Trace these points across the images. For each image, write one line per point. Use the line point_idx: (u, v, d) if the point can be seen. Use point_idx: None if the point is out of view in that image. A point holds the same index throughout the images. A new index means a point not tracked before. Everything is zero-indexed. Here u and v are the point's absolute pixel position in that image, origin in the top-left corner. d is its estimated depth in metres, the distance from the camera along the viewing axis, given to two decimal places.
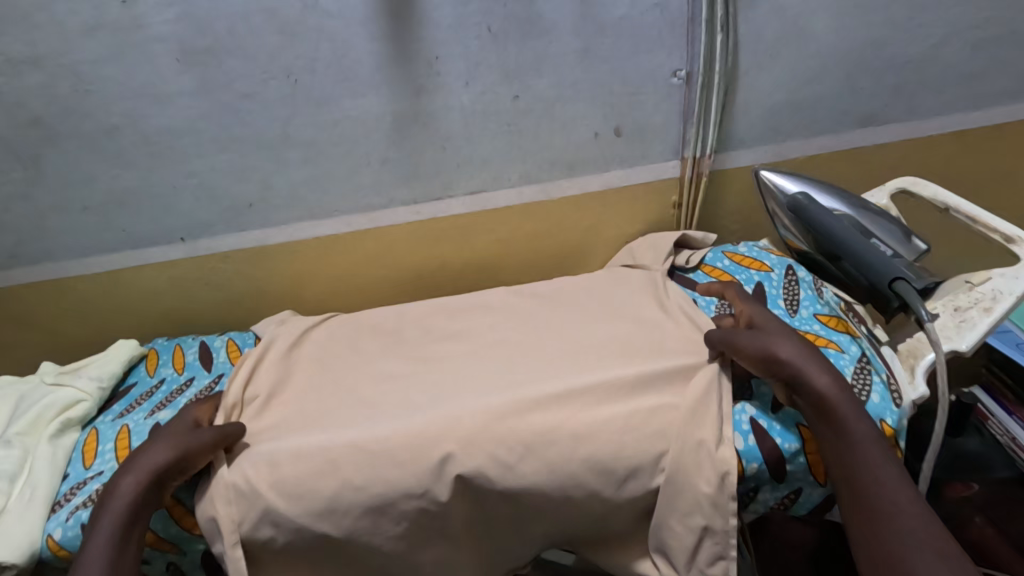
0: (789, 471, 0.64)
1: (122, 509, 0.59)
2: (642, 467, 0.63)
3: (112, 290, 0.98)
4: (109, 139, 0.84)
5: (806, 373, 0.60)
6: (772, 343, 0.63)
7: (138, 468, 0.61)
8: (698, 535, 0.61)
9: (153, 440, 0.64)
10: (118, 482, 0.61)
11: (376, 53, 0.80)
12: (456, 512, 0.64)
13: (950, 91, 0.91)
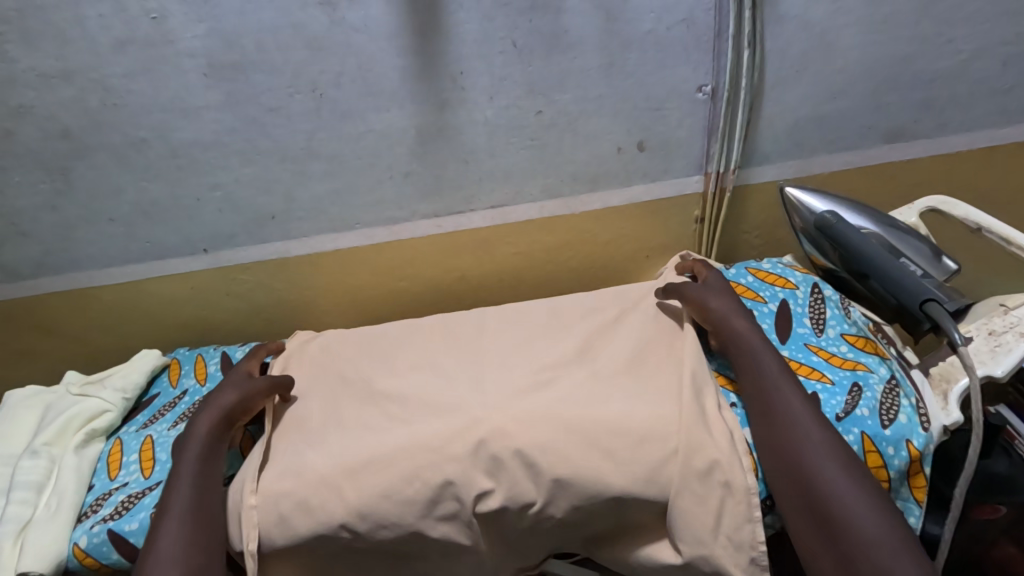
0: None
1: (196, 452, 0.69)
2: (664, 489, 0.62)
3: (135, 298, 0.99)
4: (137, 152, 0.85)
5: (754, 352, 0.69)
6: (707, 297, 0.76)
7: (206, 413, 0.72)
8: (721, 492, 0.63)
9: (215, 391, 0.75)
10: (192, 429, 0.71)
11: (401, 68, 0.80)
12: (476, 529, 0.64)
13: (980, 106, 0.90)
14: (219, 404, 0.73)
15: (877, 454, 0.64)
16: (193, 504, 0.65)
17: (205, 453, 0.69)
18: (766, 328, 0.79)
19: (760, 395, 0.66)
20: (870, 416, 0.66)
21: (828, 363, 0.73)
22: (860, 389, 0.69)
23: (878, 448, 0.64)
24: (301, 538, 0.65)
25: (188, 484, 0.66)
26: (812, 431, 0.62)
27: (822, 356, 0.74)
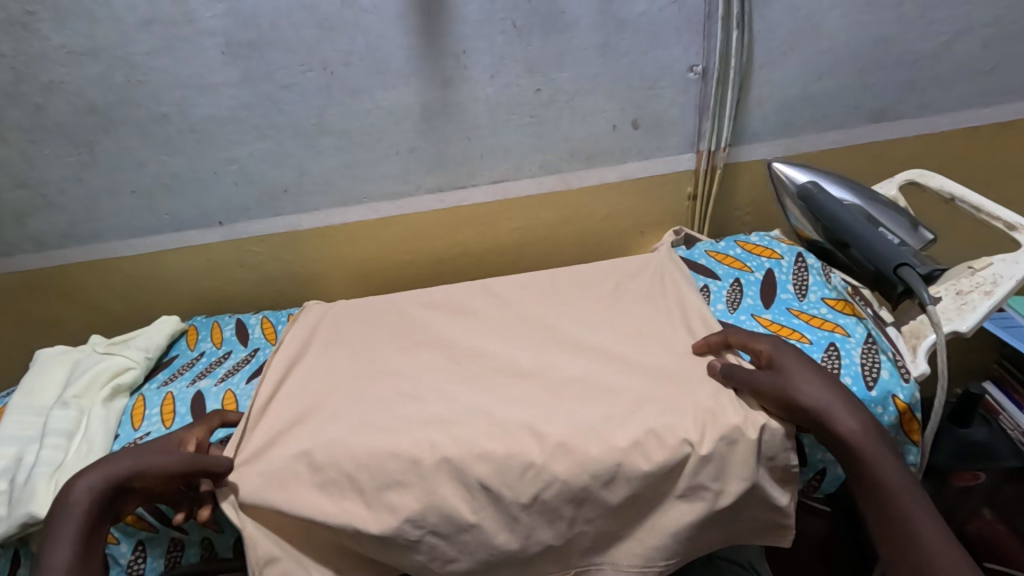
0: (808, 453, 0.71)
1: (74, 527, 0.59)
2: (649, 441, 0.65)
3: (154, 269, 1.04)
4: (158, 126, 0.90)
5: (831, 413, 0.60)
6: (792, 387, 0.63)
7: (94, 474, 0.62)
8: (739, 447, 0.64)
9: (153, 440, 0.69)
10: (71, 491, 0.61)
11: (407, 46, 0.85)
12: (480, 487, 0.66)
13: (962, 86, 0.94)
14: (141, 456, 0.64)
15: None
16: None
17: (84, 528, 0.59)
18: (752, 295, 0.84)
19: (883, 516, 0.55)
20: (855, 382, 0.67)
21: (809, 324, 0.77)
22: (837, 350, 0.71)
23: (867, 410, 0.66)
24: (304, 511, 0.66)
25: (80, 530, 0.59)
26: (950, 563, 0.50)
27: (802, 318, 0.78)
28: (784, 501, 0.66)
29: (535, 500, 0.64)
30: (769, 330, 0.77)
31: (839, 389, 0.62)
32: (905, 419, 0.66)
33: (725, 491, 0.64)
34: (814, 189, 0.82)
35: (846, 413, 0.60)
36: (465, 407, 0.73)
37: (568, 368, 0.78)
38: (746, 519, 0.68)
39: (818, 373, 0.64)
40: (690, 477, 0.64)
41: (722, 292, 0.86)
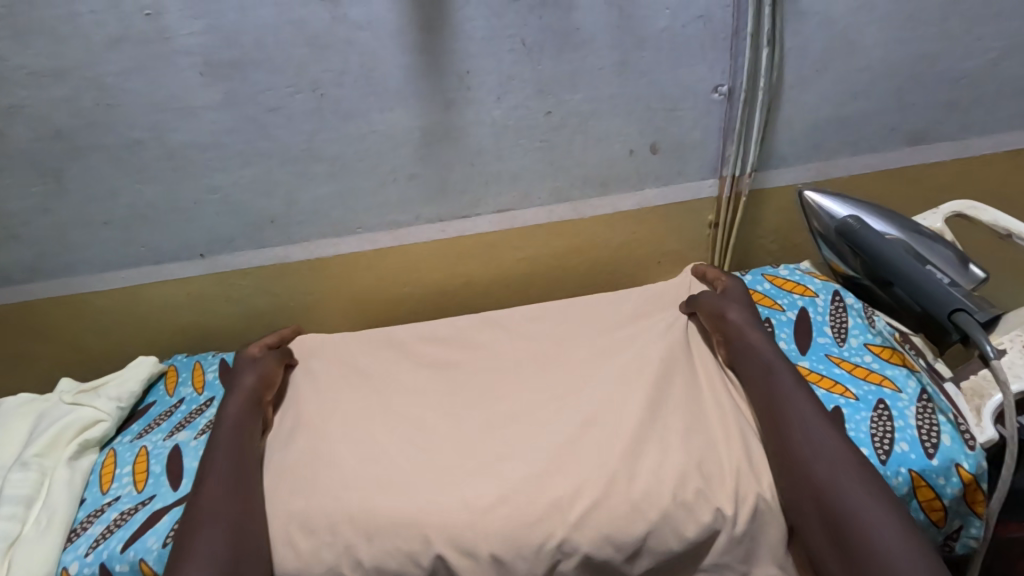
0: None
1: (230, 429, 0.71)
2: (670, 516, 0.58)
3: (131, 304, 0.96)
4: (133, 153, 0.82)
5: (745, 331, 0.71)
6: (725, 307, 0.75)
7: (236, 394, 0.76)
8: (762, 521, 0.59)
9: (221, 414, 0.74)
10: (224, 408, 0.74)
11: (406, 65, 0.77)
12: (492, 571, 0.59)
13: (1008, 107, 0.87)
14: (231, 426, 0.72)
15: (928, 487, 0.59)
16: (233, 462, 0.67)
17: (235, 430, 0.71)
18: (785, 338, 0.76)
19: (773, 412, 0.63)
20: (912, 450, 0.60)
21: (852, 375, 0.69)
22: (887, 409, 0.64)
23: (927, 481, 0.59)
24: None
25: (218, 481, 0.65)
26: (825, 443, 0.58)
27: (845, 368, 0.70)
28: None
29: None
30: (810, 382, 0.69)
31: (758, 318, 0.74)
32: (970, 492, 0.59)
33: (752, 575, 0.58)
34: (850, 223, 0.75)
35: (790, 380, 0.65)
36: (472, 472, 0.65)
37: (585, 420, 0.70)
38: None
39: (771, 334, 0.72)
40: (717, 556, 0.58)
41: None
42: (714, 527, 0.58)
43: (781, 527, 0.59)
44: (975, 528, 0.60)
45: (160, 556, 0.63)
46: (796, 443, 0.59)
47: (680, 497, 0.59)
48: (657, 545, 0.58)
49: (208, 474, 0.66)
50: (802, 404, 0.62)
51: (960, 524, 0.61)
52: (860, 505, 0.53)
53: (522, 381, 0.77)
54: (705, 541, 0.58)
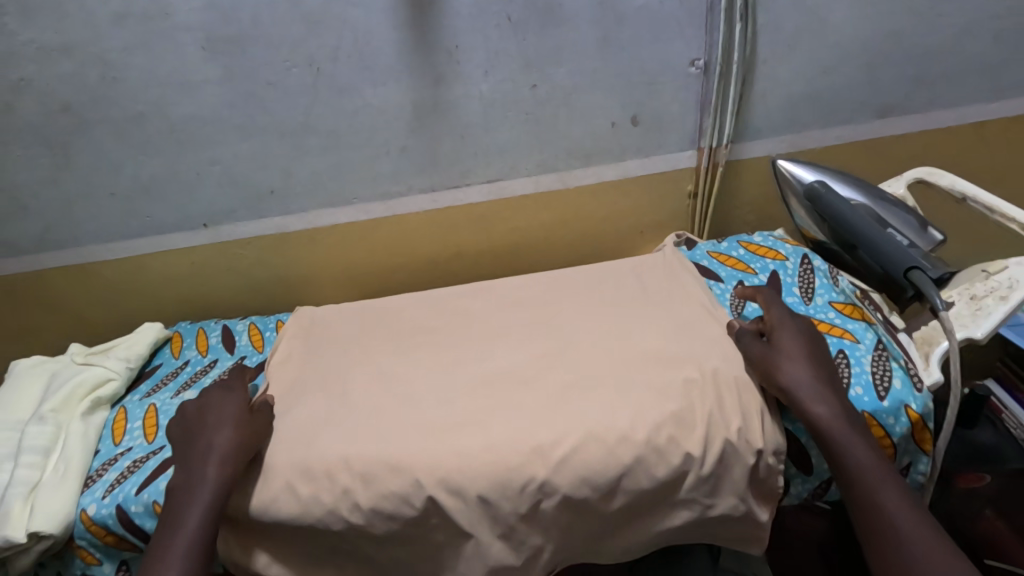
0: (817, 463, 0.67)
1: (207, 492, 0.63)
2: (644, 455, 0.63)
3: (137, 274, 1.00)
4: (136, 126, 0.86)
5: (805, 400, 0.62)
6: (782, 368, 0.65)
7: (216, 451, 0.66)
8: (729, 463, 0.63)
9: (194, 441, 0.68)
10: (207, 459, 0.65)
11: (397, 41, 0.81)
12: (479, 506, 0.64)
13: (972, 81, 0.91)
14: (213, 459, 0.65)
15: (879, 426, 0.64)
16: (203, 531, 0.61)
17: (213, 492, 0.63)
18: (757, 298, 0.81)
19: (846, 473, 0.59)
20: (866, 393, 0.65)
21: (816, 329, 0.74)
22: (846, 358, 0.69)
23: (878, 421, 0.64)
24: (301, 518, 0.66)
25: (190, 542, 0.61)
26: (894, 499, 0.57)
27: (809, 323, 0.75)
28: (766, 517, 0.66)
29: (533, 508, 0.64)
30: None
31: (825, 374, 0.64)
32: (917, 430, 0.64)
33: (717, 506, 0.64)
34: (816, 189, 0.79)
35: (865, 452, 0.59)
36: (462, 418, 0.70)
37: (567, 371, 0.74)
38: (732, 529, 0.67)
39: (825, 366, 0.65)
40: (686, 491, 0.63)
41: (726, 295, 0.83)
42: (683, 469, 0.63)
43: (745, 467, 0.63)
44: (921, 464, 0.66)
45: None
46: (886, 537, 0.56)
47: (654, 441, 0.63)
48: (631, 483, 0.63)
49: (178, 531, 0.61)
50: (884, 482, 0.58)
51: (909, 461, 0.66)
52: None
53: (509, 342, 0.81)
54: (675, 479, 0.63)
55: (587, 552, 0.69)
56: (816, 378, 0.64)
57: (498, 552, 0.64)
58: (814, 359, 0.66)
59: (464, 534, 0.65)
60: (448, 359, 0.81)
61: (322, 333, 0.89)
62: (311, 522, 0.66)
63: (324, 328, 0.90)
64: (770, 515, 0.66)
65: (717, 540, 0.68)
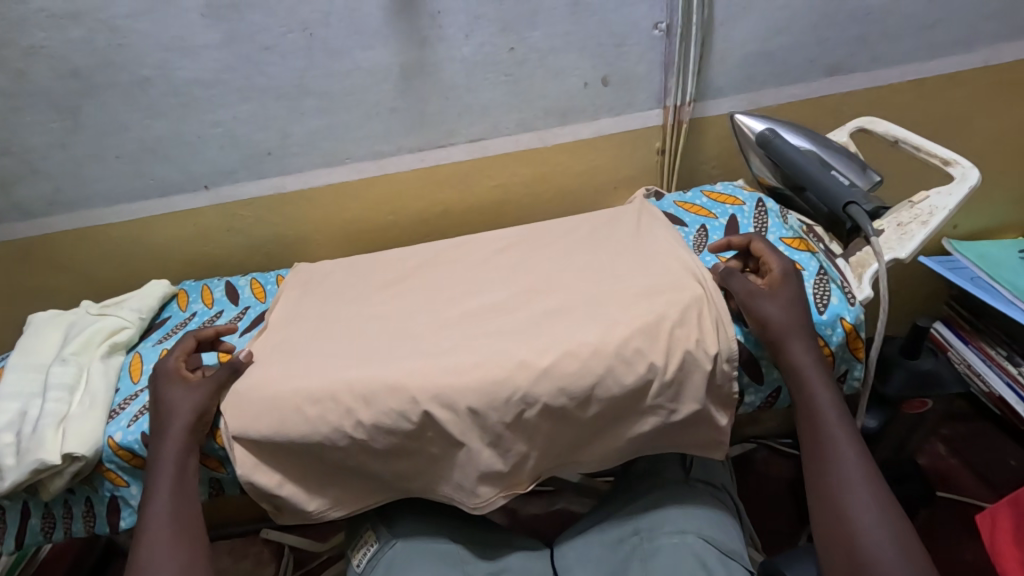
0: (766, 372, 0.76)
1: (176, 443, 0.73)
2: (615, 368, 0.71)
3: (142, 236, 1.06)
4: (140, 90, 0.91)
5: (787, 344, 0.70)
6: (766, 312, 0.71)
7: (181, 406, 0.75)
8: (690, 370, 0.72)
9: (159, 408, 0.75)
10: (175, 408, 0.75)
11: (385, 7, 0.88)
12: (469, 416, 0.72)
13: (909, 40, 1.01)
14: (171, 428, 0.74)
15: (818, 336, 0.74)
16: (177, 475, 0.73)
17: (180, 445, 0.74)
18: (717, 238, 0.90)
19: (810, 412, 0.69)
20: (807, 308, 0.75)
21: None
22: None
23: (818, 332, 0.73)
24: (309, 435, 0.73)
25: (168, 482, 0.73)
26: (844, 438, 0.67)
27: None
28: (724, 421, 0.75)
29: (518, 416, 0.72)
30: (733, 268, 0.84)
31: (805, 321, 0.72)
32: (850, 339, 0.74)
33: (679, 411, 0.73)
34: (763, 138, 0.88)
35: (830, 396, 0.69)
36: (454, 344, 0.79)
37: (545, 303, 0.82)
38: (693, 435, 0.76)
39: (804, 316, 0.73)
40: (652, 398, 0.72)
41: (689, 238, 0.91)
42: (648, 378, 0.71)
43: (704, 374, 0.72)
44: (856, 370, 0.76)
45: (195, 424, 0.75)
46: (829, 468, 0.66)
47: (622, 354, 0.71)
48: (603, 392, 0.71)
49: (158, 473, 0.72)
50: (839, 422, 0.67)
51: (846, 367, 0.76)
52: (877, 536, 0.60)
53: (494, 284, 0.89)
54: (642, 388, 0.71)
55: (566, 459, 0.78)
56: (793, 325, 0.71)
57: (488, 457, 0.73)
58: (796, 306, 0.72)
59: (458, 442, 0.73)
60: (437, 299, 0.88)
61: (323, 283, 0.97)
62: (318, 438, 0.73)
63: (324, 279, 0.98)
64: (729, 419, 0.75)
65: (682, 445, 0.78)
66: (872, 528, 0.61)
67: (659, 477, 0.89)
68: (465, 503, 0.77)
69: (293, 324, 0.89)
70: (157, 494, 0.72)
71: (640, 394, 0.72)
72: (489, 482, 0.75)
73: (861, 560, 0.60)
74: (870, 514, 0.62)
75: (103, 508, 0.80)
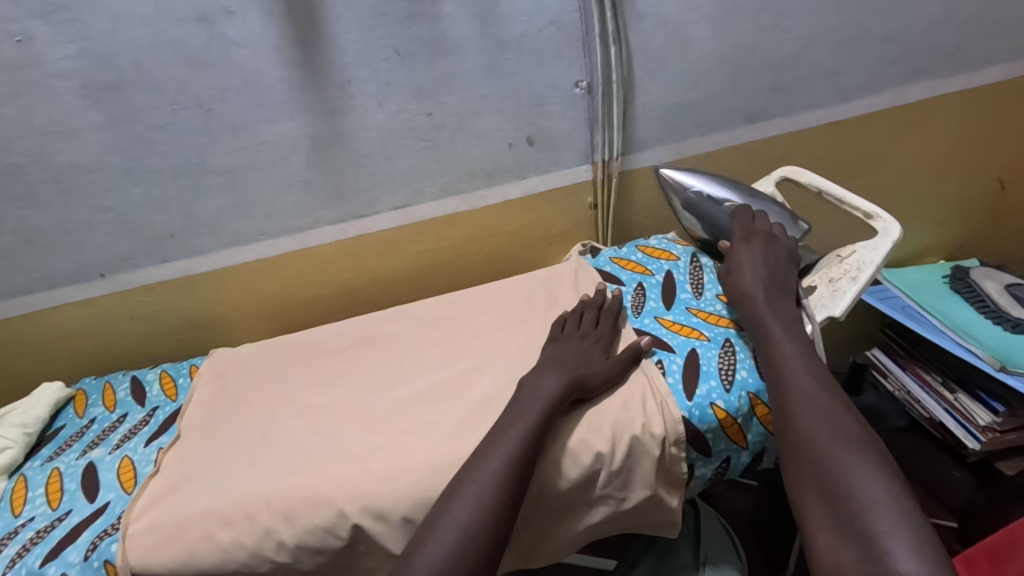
0: (714, 446, 0.71)
1: (542, 404, 0.67)
2: (558, 459, 0.67)
3: (31, 333, 0.96)
4: (13, 178, 0.82)
5: (751, 298, 0.74)
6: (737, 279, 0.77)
7: (559, 372, 0.70)
8: (637, 457, 0.67)
9: (551, 362, 0.73)
10: (545, 380, 0.70)
11: (288, 79, 0.82)
12: (401, 527, 0.65)
13: (820, 86, 1.03)
14: (523, 420, 0.65)
15: (764, 405, 0.71)
16: (529, 437, 0.64)
17: (547, 405, 0.67)
18: (654, 297, 0.86)
19: (768, 353, 0.69)
20: (750, 375, 0.72)
21: (706, 321, 0.80)
22: (733, 347, 0.75)
23: (764, 401, 0.71)
24: (222, 568, 0.65)
25: (502, 456, 0.62)
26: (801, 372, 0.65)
27: (701, 316, 0.82)
28: (676, 503, 0.71)
29: None
30: (672, 331, 0.80)
31: (775, 284, 0.74)
32: None
33: (630, 498, 0.69)
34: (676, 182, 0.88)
35: (826, 399, 0.62)
36: (386, 439, 0.72)
37: (483, 385, 0.77)
38: (647, 518, 0.72)
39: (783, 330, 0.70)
40: (600, 489, 0.68)
41: (627, 298, 0.87)
42: (595, 467, 0.67)
43: (651, 459, 0.68)
44: None
45: (83, 570, 0.65)
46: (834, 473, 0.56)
47: (566, 444, 0.67)
48: (548, 487, 0.67)
49: (505, 435, 0.64)
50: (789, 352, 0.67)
51: None
52: (836, 455, 0.57)
53: (427, 367, 0.83)
54: (589, 478, 0.67)
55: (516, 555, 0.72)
56: (768, 287, 0.74)
57: None
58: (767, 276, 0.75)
59: (393, 555, 0.66)
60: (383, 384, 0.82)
61: (242, 373, 0.89)
62: (233, 568, 0.65)
63: (243, 368, 0.89)
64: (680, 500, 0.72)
65: (637, 529, 0.73)
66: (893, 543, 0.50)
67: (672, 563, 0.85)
68: None
69: (206, 427, 0.80)
70: (486, 458, 0.62)
71: (587, 485, 0.67)
72: None
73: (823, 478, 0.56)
74: (830, 435, 0.59)
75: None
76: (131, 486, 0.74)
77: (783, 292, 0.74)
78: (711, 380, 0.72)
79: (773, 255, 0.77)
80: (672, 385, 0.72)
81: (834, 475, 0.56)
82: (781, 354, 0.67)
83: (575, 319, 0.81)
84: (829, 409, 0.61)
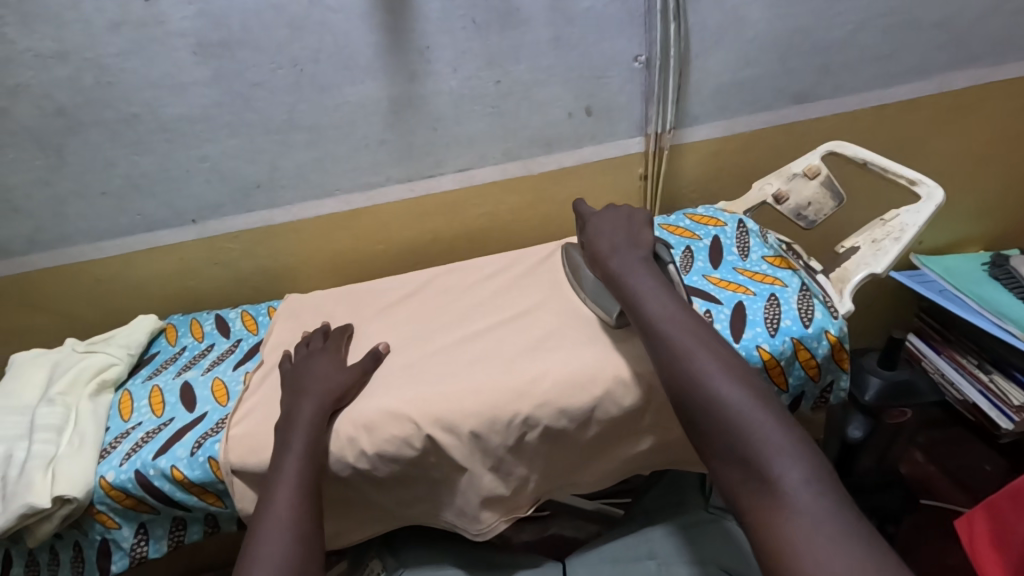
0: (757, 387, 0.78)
1: (309, 430, 0.71)
2: (612, 390, 0.73)
3: (128, 272, 1.06)
4: (129, 126, 0.92)
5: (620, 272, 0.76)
6: (603, 254, 0.80)
7: (312, 399, 0.74)
8: None
9: (301, 386, 0.77)
10: (301, 409, 0.73)
11: (374, 43, 0.91)
12: (467, 442, 0.73)
13: (868, 69, 1.08)
14: (453, 394, 0.74)
15: (806, 350, 0.76)
16: (308, 461, 0.69)
17: (312, 428, 0.71)
18: (702, 259, 0.90)
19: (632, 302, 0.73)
20: (794, 323, 0.77)
21: (752, 279, 0.84)
22: (778, 300, 0.79)
23: (806, 346, 0.76)
24: None
25: (293, 485, 0.67)
26: (665, 309, 0.71)
27: (747, 275, 0.85)
28: None
29: (518, 441, 0.73)
30: (719, 287, 0.84)
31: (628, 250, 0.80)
32: (836, 351, 0.77)
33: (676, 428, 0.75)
34: (586, 206, 0.91)
35: (710, 358, 0.65)
36: (454, 368, 0.79)
37: (541, 327, 0.83)
38: (691, 452, 0.79)
39: (653, 287, 0.73)
40: (650, 417, 0.75)
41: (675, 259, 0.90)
42: (645, 398, 0.73)
43: None
44: (845, 380, 0.79)
45: (191, 463, 0.74)
46: (722, 424, 0.60)
47: (620, 376, 0.73)
48: (602, 413, 0.73)
49: (286, 463, 0.68)
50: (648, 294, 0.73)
51: (833, 379, 0.79)
52: (714, 383, 0.62)
53: (487, 310, 0.90)
54: (639, 408, 0.74)
55: (568, 478, 0.79)
56: (620, 246, 0.81)
57: (490, 482, 0.74)
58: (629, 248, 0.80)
59: (460, 467, 0.73)
60: (283, 366, 0.83)
61: (317, 310, 0.97)
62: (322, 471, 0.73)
63: (316, 307, 0.98)
64: None
65: (679, 462, 0.80)
66: (788, 476, 0.54)
67: (681, 500, 0.90)
68: (468, 530, 0.77)
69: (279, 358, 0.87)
70: (280, 489, 0.66)
71: (636, 413, 0.74)
72: (491, 506, 0.76)
73: (704, 411, 0.62)
74: (707, 362, 0.64)
75: (93, 552, 0.77)
76: (225, 400, 0.83)
77: (635, 244, 0.81)
78: (757, 328, 0.76)
79: (617, 217, 0.86)
80: (721, 330, 0.77)
81: (713, 401, 0.62)
82: (641, 293, 0.73)
83: (304, 348, 0.85)
84: (733, 375, 0.63)
